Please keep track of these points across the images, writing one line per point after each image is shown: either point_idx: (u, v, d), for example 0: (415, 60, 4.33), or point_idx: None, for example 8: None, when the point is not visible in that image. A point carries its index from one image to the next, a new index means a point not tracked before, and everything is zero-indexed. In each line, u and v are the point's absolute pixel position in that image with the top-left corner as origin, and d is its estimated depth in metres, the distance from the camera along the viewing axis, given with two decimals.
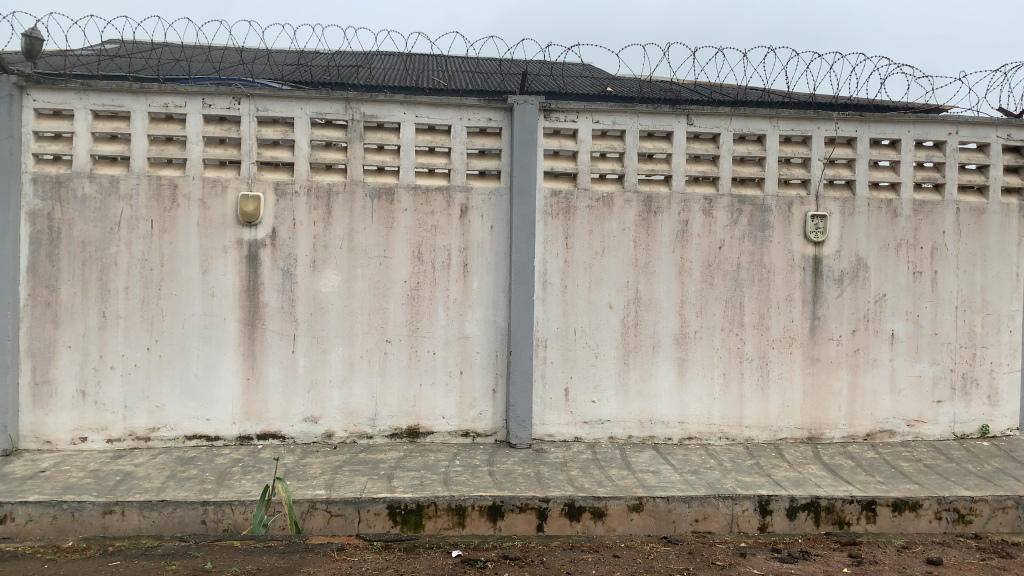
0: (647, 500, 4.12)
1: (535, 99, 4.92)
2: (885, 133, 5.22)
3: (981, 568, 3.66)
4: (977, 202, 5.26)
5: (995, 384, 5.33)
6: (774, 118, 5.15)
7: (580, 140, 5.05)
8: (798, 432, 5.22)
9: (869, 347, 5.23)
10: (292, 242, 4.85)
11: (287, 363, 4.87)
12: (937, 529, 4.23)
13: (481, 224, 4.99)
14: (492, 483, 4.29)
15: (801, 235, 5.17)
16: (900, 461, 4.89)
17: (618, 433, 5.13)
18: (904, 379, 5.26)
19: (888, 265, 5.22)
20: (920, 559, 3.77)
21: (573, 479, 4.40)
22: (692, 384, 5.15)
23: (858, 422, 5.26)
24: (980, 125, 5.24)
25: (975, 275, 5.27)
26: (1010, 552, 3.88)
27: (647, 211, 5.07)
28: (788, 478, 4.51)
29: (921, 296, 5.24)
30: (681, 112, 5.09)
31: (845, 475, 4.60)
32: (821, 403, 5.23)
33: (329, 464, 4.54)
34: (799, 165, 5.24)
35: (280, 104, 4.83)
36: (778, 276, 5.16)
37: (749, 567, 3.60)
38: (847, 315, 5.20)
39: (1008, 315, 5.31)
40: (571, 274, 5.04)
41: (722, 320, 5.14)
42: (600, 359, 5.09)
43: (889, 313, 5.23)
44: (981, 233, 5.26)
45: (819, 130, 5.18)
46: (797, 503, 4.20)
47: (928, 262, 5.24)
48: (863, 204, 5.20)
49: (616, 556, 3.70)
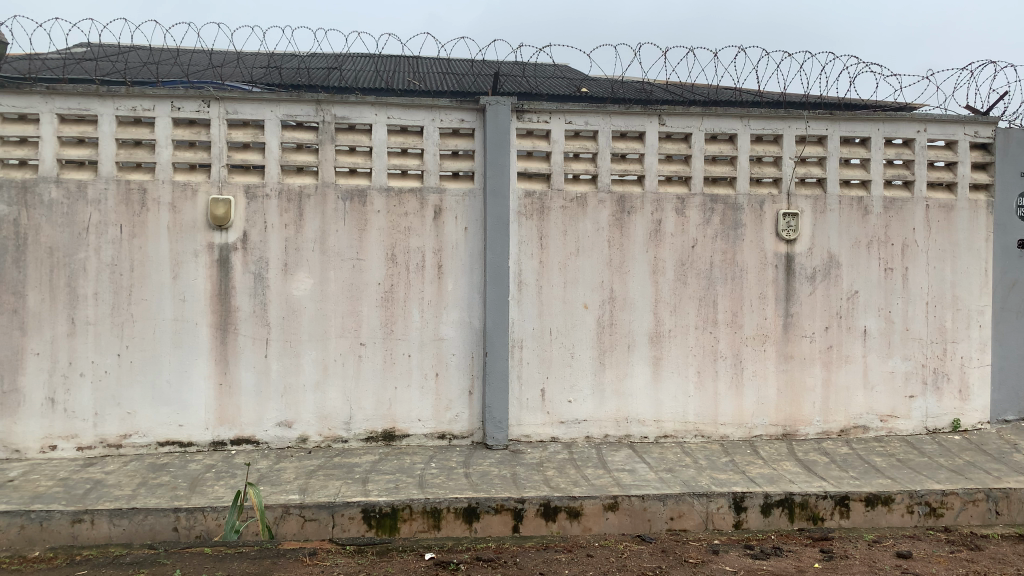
0: (622, 499, 4.13)
1: (507, 100, 4.92)
2: (855, 131, 5.27)
3: (949, 561, 3.70)
4: (945, 199, 5.32)
5: (966, 379, 5.39)
6: (745, 117, 5.18)
7: (553, 140, 5.05)
8: (772, 429, 5.26)
9: (842, 344, 5.27)
10: (264, 245, 4.82)
11: (259, 368, 4.84)
12: (909, 522, 4.27)
13: (455, 226, 4.98)
14: (467, 485, 4.28)
15: (773, 233, 5.20)
16: (873, 456, 4.93)
17: (594, 432, 5.13)
18: (877, 375, 5.31)
19: (860, 262, 5.26)
20: (890, 552, 3.80)
21: (548, 479, 4.40)
22: (667, 383, 5.16)
23: (832, 418, 5.29)
24: (948, 123, 5.31)
25: (945, 271, 5.33)
26: (979, 544, 3.93)
27: (620, 211, 5.09)
28: (762, 475, 4.53)
29: (892, 293, 5.30)
30: (653, 112, 5.10)
31: (818, 471, 4.63)
32: (795, 400, 5.26)
33: (304, 468, 4.51)
34: (770, 164, 5.27)
35: (250, 107, 4.79)
36: (750, 274, 5.19)
37: (721, 564, 3.61)
38: (820, 312, 5.24)
39: (977, 310, 5.37)
40: (545, 274, 5.04)
41: (696, 319, 5.16)
42: (575, 358, 5.09)
43: (860, 309, 5.27)
44: (950, 229, 5.32)
45: (789, 128, 5.22)
46: (771, 499, 4.22)
47: (899, 258, 5.29)
48: (834, 201, 5.24)
49: (589, 556, 3.71)
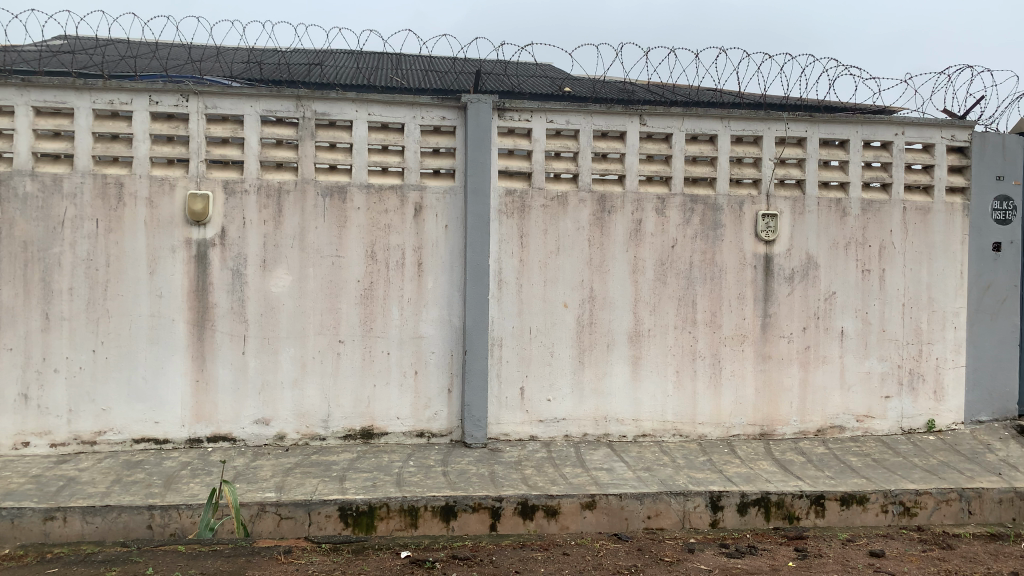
0: (600, 498, 4.13)
1: (489, 98, 4.91)
2: (833, 134, 5.31)
3: (921, 560, 3.74)
4: (922, 201, 5.38)
5: (941, 380, 5.45)
6: (726, 118, 5.20)
7: (534, 139, 5.04)
8: (750, 428, 5.29)
9: (819, 344, 5.31)
10: (242, 241, 4.78)
11: (237, 365, 4.80)
12: (883, 521, 4.31)
13: (435, 223, 4.97)
14: (445, 483, 4.27)
15: (752, 234, 5.23)
16: (849, 456, 4.97)
17: (573, 431, 5.14)
18: (854, 375, 5.36)
19: (838, 263, 5.31)
20: (863, 551, 3.84)
21: (527, 477, 4.40)
22: (646, 382, 5.18)
23: (809, 418, 5.33)
24: (926, 126, 5.36)
25: (921, 273, 5.38)
26: (951, 543, 3.97)
27: (601, 211, 5.10)
28: (739, 474, 4.55)
29: (869, 294, 5.34)
30: (635, 112, 5.12)
31: (795, 470, 4.67)
32: (772, 399, 5.30)
33: (280, 466, 4.48)
34: (750, 165, 5.30)
35: (229, 102, 4.75)
36: (729, 275, 5.22)
37: (696, 563, 3.63)
38: (798, 313, 5.28)
39: (953, 312, 5.43)
40: (525, 273, 5.04)
41: (675, 318, 5.18)
42: (555, 357, 5.10)
43: (838, 310, 5.32)
44: (926, 232, 5.38)
45: (769, 130, 5.25)
46: (748, 498, 4.25)
47: (876, 260, 5.34)
48: (813, 203, 5.28)
49: (565, 554, 3.71)
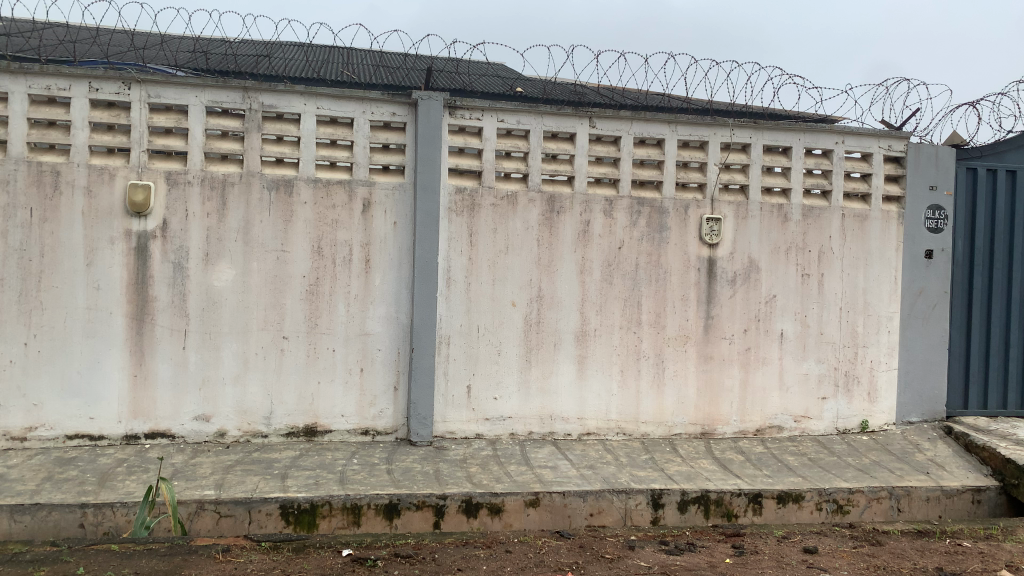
0: (544, 496, 4.17)
1: (439, 95, 4.90)
2: (776, 140, 5.44)
3: (852, 555, 3.86)
4: (860, 209, 5.55)
5: (875, 381, 5.63)
6: (673, 122, 5.29)
7: (485, 138, 5.05)
8: (691, 428, 5.39)
9: (759, 346, 5.43)
10: (184, 234, 4.68)
11: (177, 360, 4.70)
12: (817, 519, 4.44)
13: (383, 219, 4.93)
14: (388, 481, 4.25)
15: (696, 237, 5.33)
16: (786, 455, 5.11)
17: (518, 430, 5.16)
18: (792, 376, 5.50)
19: (779, 267, 5.44)
20: (797, 548, 3.95)
21: (471, 475, 4.41)
22: (592, 381, 5.23)
23: (748, 418, 5.46)
24: (864, 136, 5.53)
25: (857, 278, 5.55)
26: (880, 540, 4.11)
27: (550, 211, 5.13)
28: (680, 472, 4.64)
29: (808, 298, 5.49)
30: (584, 114, 5.16)
31: (734, 469, 4.77)
32: (713, 399, 5.40)
33: (220, 464, 4.40)
34: (696, 170, 5.40)
35: (173, 91, 4.65)
36: (674, 276, 5.31)
37: (637, 559, 3.69)
38: (739, 315, 5.40)
39: (886, 316, 5.62)
40: (474, 272, 5.05)
41: (620, 318, 5.25)
42: (502, 356, 5.11)
43: (778, 313, 5.45)
44: (863, 238, 5.55)
45: (715, 135, 5.35)
46: (688, 496, 4.33)
47: (815, 265, 5.49)
48: (756, 208, 5.40)
49: (507, 551, 3.73)
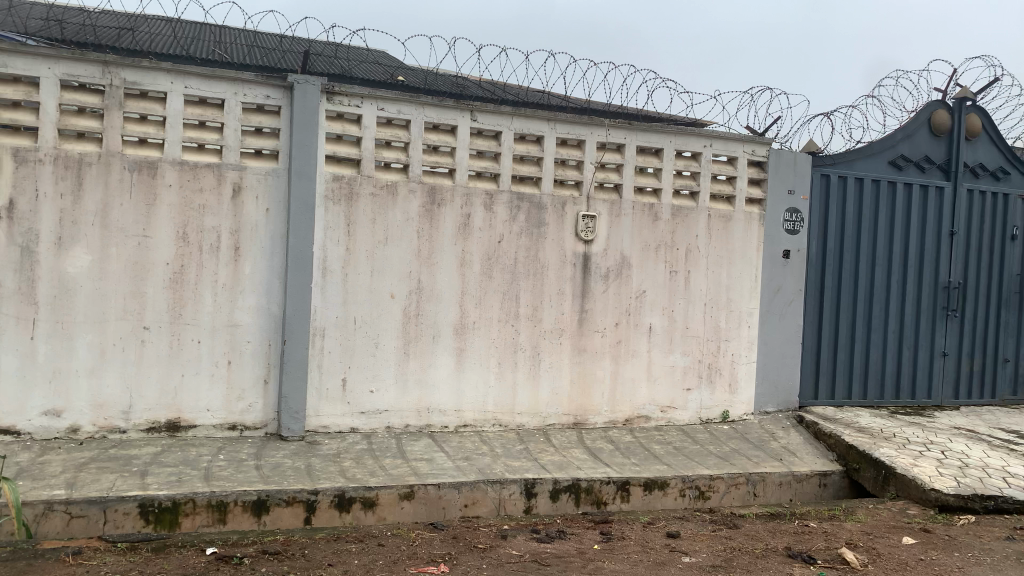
0: (418, 488, 4.16)
1: (317, 80, 4.77)
2: (649, 142, 5.64)
3: (710, 538, 4.08)
4: (725, 209, 5.84)
5: (735, 373, 5.94)
6: (552, 120, 5.38)
7: (363, 126, 4.96)
8: (564, 418, 5.51)
9: (630, 339, 5.63)
10: (34, 216, 4.36)
11: (23, 352, 4.37)
12: (680, 504, 4.66)
13: (255, 206, 4.76)
14: (257, 477, 4.12)
15: (573, 233, 5.45)
16: (653, 444, 5.32)
17: (394, 422, 5.12)
18: (660, 368, 5.72)
19: (649, 264, 5.64)
20: (661, 532, 4.12)
21: (344, 470, 4.34)
22: (468, 373, 5.26)
23: (618, 408, 5.64)
24: (730, 140, 5.83)
25: (721, 275, 5.84)
26: (735, 522, 4.36)
27: (429, 202, 5.11)
28: (553, 462, 4.74)
29: (676, 293, 5.73)
30: (465, 107, 5.16)
31: (604, 458, 4.93)
32: (585, 390, 5.55)
33: (72, 462, 4.13)
34: (573, 167, 5.51)
35: (22, 61, 4.30)
36: (551, 271, 5.41)
37: (509, 548, 3.74)
38: (612, 309, 5.56)
39: (747, 312, 5.94)
40: (350, 262, 4.96)
41: (498, 312, 5.30)
42: (378, 348, 5.05)
43: (647, 308, 5.66)
44: (727, 237, 5.85)
45: (592, 134, 5.48)
46: (560, 485, 4.43)
47: (683, 262, 5.73)
48: (629, 206, 5.58)
49: (380, 545, 3.70)
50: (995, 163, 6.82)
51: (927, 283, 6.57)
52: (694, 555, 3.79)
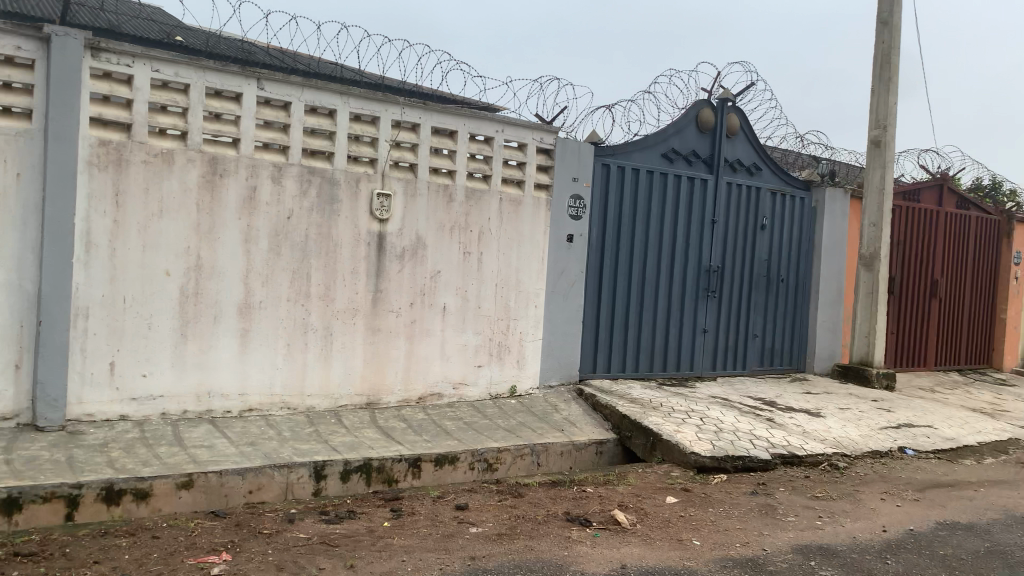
0: (198, 476, 3.94)
1: (79, 33, 4.32)
2: (443, 123, 5.69)
3: (497, 508, 4.25)
4: (515, 193, 6.04)
5: (522, 351, 6.19)
6: (345, 94, 5.26)
7: (135, 88, 4.57)
8: (356, 398, 5.46)
9: (423, 318, 5.67)
10: None
11: None
12: (469, 478, 4.81)
13: (3, 170, 4.24)
14: (7, 473, 3.70)
15: (366, 211, 5.39)
16: (444, 421, 5.41)
17: (171, 408, 4.79)
18: (452, 347, 5.83)
19: (442, 244, 5.72)
20: (450, 506, 4.23)
21: (113, 461, 4.01)
22: (254, 353, 5.05)
23: (411, 387, 5.68)
24: (520, 127, 6.03)
25: (511, 257, 6.05)
26: (521, 492, 4.57)
27: (212, 173, 4.82)
28: (343, 443, 4.69)
29: (468, 273, 5.85)
30: (252, 75, 4.91)
31: (396, 436, 4.95)
32: (378, 369, 5.52)
33: None
34: (367, 144, 5.43)
35: None
36: (343, 249, 5.31)
37: (296, 532, 3.67)
38: (405, 288, 5.58)
39: (535, 292, 6.20)
40: (120, 236, 4.56)
41: (287, 291, 5.12)
42: (153, 329, 4.70)
43: (440, 287, 5.73)
44: (517, 220, 6.06)
45: (386, 112, 5.43)
46: (350, 466, 4.40)
47: (475, 242, 5.87)
48: (423, 186, 5.61)
49: (154, 537, 3.47)
50: (748, 160, 7.62)
51: (692, 267, 7.23)
52: (481, 526, 3.94)
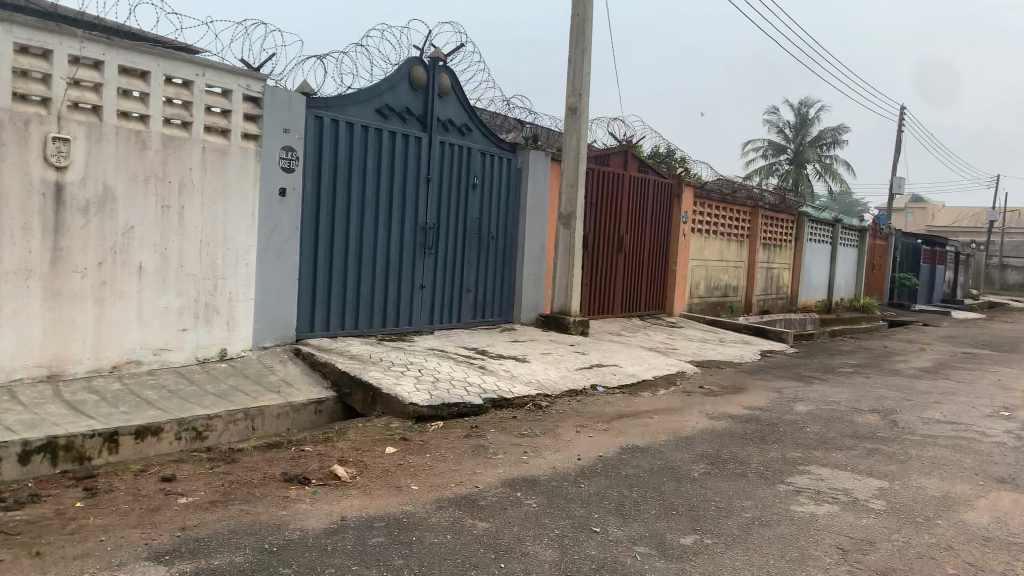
0: None
1: None
2: (133, 63, 5.10)
3: (208, 476, 4.04)
4: (220, 143, 5.66)
5: (232, 311, 5.88)
6: (6, 21, 4.47)
7: None
8: (34, 370, 4.79)
9: (115, 279, 5.14)
10: None
11: None
12: (175, 448, 4.51)
13: None
14: None
15: (39, 157, 4.71)
16: (145, 390, 4.99)
17: None
18: (151, 310, 5.37)
19: (136, 197, 5.21)
20: (154, 479, 3.94)
21: None
22: None
23: (103, 355, 5.13)
24: (223, 72, 5.63)
25: (217, 211, 5.69)
26: (234, 457, 4.39)
27: None
28: (20, 422, 4.13)
29: (168, 229, 5.40)
30: None
31: (86, 410, 4.47)
32: (61, 337, 4.90)
33: None
34: (38, 81, 4.69)
35: None
36: (11, 201, 4.61)
37: None
38: (92, 247, 5.00)
39: (244, 249, 5.91)
40: None
41: None
42: None
43: (135, 245, 5.23)
44: (222, 172, 5.70)
45: (60, 45, 4.75)
46: (30, 447, 3.90)
47: (175, 196, 5.43)
48: (111, 131, 5.04)
49: None
50: (459, 120, 7.87)
51: (407, 223, 7.34)
52: (190, 495, 3.73)
